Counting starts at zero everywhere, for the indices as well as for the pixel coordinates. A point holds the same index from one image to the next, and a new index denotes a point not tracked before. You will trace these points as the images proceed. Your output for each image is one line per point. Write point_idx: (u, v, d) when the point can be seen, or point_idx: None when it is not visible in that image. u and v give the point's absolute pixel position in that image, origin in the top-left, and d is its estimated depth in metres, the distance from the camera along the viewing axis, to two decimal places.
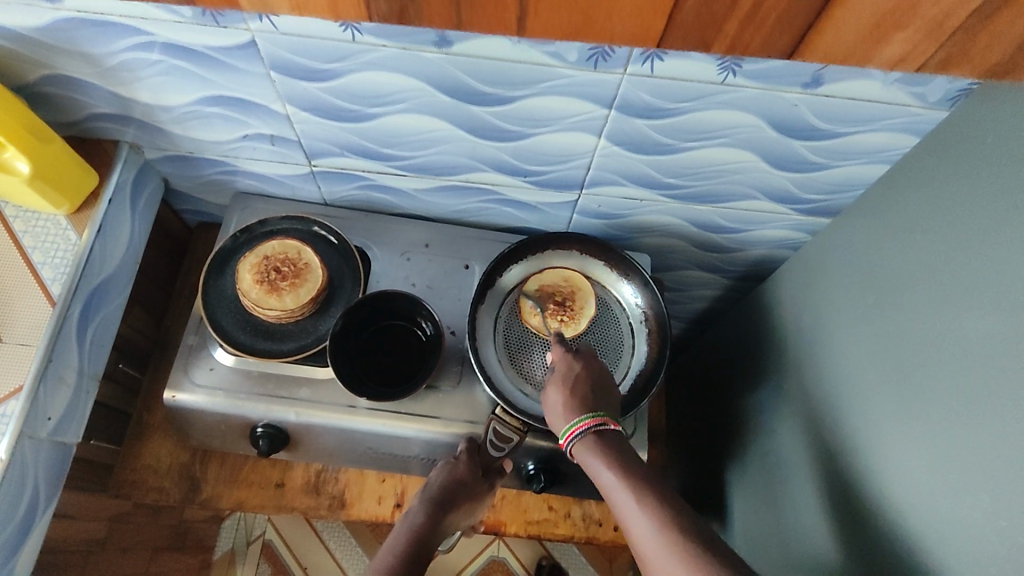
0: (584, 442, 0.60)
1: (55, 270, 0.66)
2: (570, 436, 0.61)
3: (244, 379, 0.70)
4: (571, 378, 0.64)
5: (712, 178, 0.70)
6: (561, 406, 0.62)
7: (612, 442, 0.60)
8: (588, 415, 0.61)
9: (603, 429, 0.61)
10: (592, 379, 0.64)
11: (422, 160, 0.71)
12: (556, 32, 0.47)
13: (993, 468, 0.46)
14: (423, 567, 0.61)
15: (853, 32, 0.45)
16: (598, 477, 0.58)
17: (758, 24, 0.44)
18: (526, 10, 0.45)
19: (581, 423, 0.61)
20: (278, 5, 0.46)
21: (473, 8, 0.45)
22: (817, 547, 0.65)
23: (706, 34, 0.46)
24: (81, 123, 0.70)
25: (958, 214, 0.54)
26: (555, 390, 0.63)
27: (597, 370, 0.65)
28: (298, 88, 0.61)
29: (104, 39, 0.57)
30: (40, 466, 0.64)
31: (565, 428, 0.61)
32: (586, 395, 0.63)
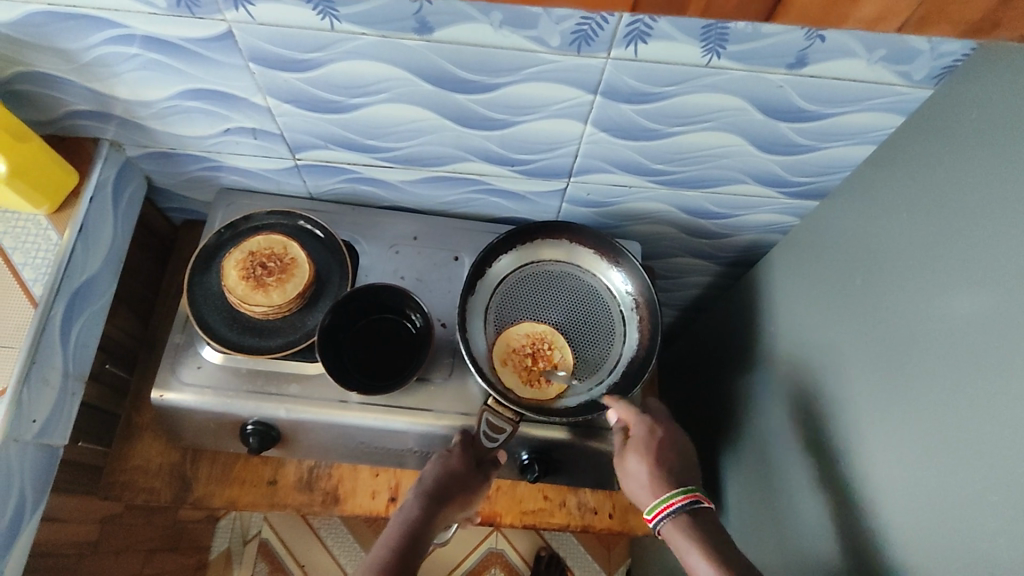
0: (677, 521, 0.62)
1: (36, 271, 0.65)
2: (660, 513, 0.63)
3: (233, 376, 0.70)
4: (653, 445, 0.66)
5: (700, 163, 0.70)
6: (648, 477, 0.65)
7: (705, 522, 0.63)
8: (684, 491, 0.64)
9: (696, 507, 0.63)
10: (670, 448, 0.67)
11: (407, 151, 0.70)
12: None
13: (984, 443, 0.46)
14: (418, 557, 0.62)
15: None
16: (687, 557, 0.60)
17: None
18: None
19: (677, 499, 0.63)
20: None
21: None
22: (812, 528, 0.65)
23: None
24: (60, 121, 0.68)
25: (942, 192, 0.54)
26: (639, 460, 0.65)
27: (671, 433, 0.69)
28: (277, 79, 0.60)
29: (79, 33, 0.56)
30: (26, 470, 0.63)
31: (655, 503, 0.64)
32: (667, 461, 0.66)
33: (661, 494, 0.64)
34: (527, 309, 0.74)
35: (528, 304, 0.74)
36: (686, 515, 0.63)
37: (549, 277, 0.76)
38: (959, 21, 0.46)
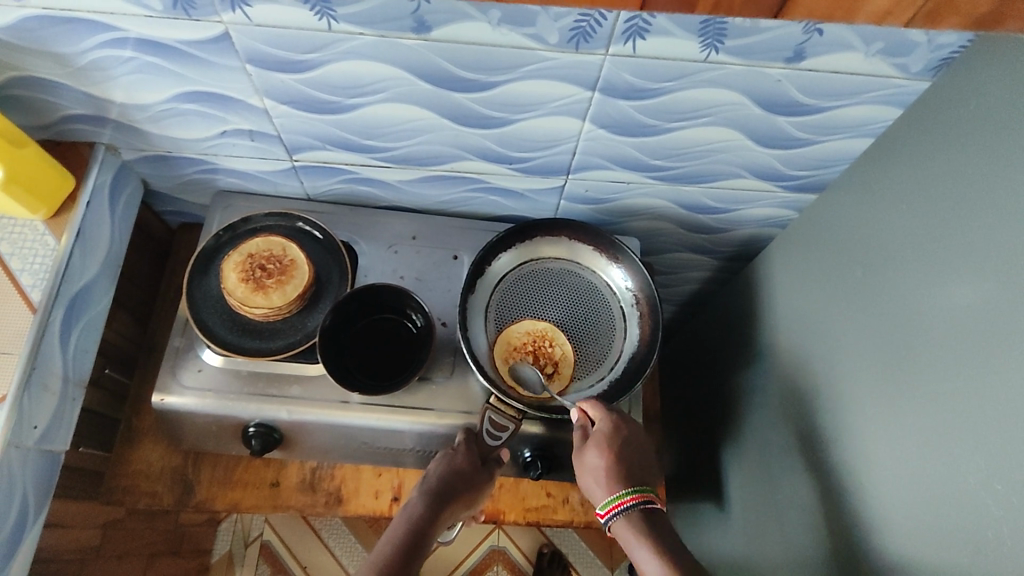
0: (628, 519, 0.62)
1: (34, 277, 0.64)
2: (612, 511, 0.63)
3: (234, 379, 0.69)
4: (614, 443, 0.65)
5: (698, 158, 0.70)
6: (602, 474, 0.64)
7: (656, 521, 0.63)
8: (635, 488, 0.64)
9: (647, 507, 0.63)
10: (631, 446, 0.67)
11: (406, 151, 0.70)
12: None
13: (984, 433, 0.46)
14: (423, 552, 0.63)
15: None
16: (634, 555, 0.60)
17: None
18: None
19: (627, 497, 0.63)
20: None
21: None
22: (815, 520, 0.66)
23: None
24: (55, 126, 0.68)
25: (939, 184, 0.54)
26: (597, 453, 0.65)
27: (633, 431, 0.67)
28: (274, 80, 0.60)
29: (74, 37, 0.56)
30: (27, 477, 0.63)
31: (608, 501, 0.63)
32: (624, 460, 0.65)
33: (614, 492, 0.63)
34: (527, 306, 0.74)
35: (528, 302, 0.74)
36: (637, 513, 0.62)
37: (549, 275, 0.76)
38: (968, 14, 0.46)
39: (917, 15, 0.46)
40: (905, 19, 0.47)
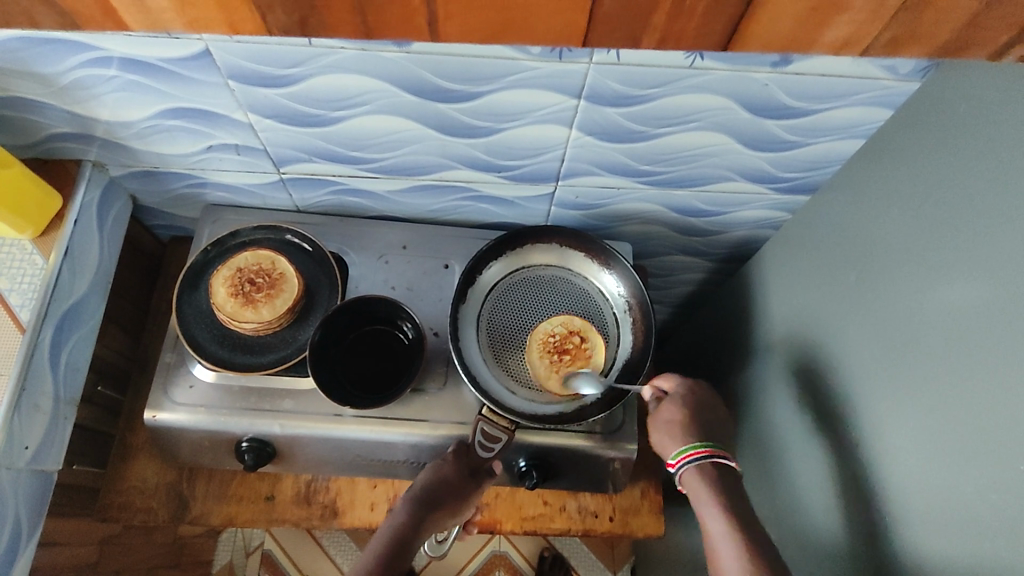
0: (699, 469, 0.62)
1: (23, 296, 0.64)
2: (685, 459, 0.63)
3: (226, 394, 0.69)
4: (689, 402, 0.67)
5: (687, 163, 0.69)
6: (679, 426, 0.65)
7: (724, 474, 0.62)
8: (709, 443, 0.63)
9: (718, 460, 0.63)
10: (705, 409, 0.67)
11: (393, 162, 0.69)
12: (472, 34, 0.44)
13: (988, 441, 0.45)
14: (406, 560, 0.63)
15: (789, 16, 0.42)
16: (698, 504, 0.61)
17: (687, 13, 0.41)
18: (436, 11, 0.42)
19: (703, 448, 0.63)
20: (170, 20, 0.43)
21: (379, 12, 0.42)
22: (818, 524, 0.65)
23: (635, 28, 0.43)
24: (40, 145, 0.68)
25: (931, 187, 0.53)
26: (673, 408, 0.67)
27: (709, 396, 0.69)
28: (257, 95, 0.59)
29: (56, 57, 0.55)
30: (19, 497, 0.62)
31: (677, 451, 0.64)
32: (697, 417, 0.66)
33: (686, 443, 0.64)
34: (519, 315, 0.74)
35: (521, 310, 0.74)
36: (708, 466, 0.62)
37: (541, 282, 0.75)
38: (932, 43, 0.44)
39: (877, 42, 0.45)
40: (863, 48, 0.45)
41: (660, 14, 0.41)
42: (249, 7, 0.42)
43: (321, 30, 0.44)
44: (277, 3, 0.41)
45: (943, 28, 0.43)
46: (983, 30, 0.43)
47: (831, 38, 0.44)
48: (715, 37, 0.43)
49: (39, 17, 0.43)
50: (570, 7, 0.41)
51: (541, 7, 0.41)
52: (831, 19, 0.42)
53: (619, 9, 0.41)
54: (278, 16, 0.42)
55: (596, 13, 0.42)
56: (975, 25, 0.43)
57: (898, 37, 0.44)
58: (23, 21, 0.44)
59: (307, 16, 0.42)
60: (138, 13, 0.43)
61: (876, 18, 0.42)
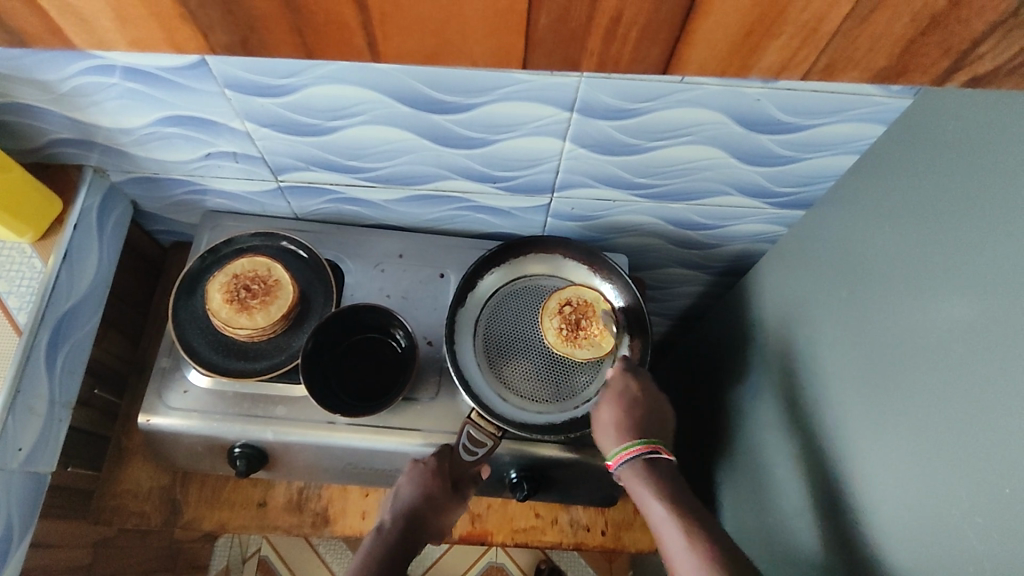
0: (632, 468, 0.63)
1: (21, 299, 0.65)
2: (619, 460, 0.64)
3: (220, 400, 0.70)
4: (627, 398, 0.66)
5: (682, 176, 0.69)
6: (613, 427, 0.65)
7: (664, 470, 0.63)
8: (641, 441, 0.64)
9: (654, 457, 0.63)
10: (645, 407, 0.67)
11: (389, 171, 0.70)
12: (413, 55, 0.40)
13: (975, 461, 0.45)
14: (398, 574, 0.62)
15: (723, 41, 0.39)
16: (643, 503, 0.61)
17: (620, 39, 0.38)
18: (374, 34, 0.39)
19: (633, 447, 0.64)
20: (116, 41, 0.40)
21: (315, 32, 0.39)
22: (808, 539, 0.65)
23: (571, 51, 0.39)
24: (42, 150, 0.69)
25: (924, 203, 0.53)
26: (609, 408, 0.66)
27: (655, 396, 0.68)
28: (254, 105, 0.60)
29: (57, 64, 0.56)
30: (12, 499, 0.63)
31: (614, 451, 0.64)
32: (638, 417, 0.66)
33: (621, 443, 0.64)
34: (516, 324, 0.73)
35: (517, 318, 0.74)
36: (641, 463, 0.63)
37: (537, 292, 0.75)
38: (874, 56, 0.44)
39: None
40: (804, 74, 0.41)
41: (593, 39, 0.38)
42: (190, 26, 0.38)
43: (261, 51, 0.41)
44: (217, 23, 0.38)
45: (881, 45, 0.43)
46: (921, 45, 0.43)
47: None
48: (650, 60, 0.40)
49: None
50: (503, 27, 0.38)
51: (472, 28, 0.38)
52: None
53: (552, 34, 0.38)
54: (220, 36, 0.39)
55: (532, 34, 0.38)
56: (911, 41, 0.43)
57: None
58: None
59: (249, 36, 0.39)
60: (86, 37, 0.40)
61: (813, 44, 0.39)
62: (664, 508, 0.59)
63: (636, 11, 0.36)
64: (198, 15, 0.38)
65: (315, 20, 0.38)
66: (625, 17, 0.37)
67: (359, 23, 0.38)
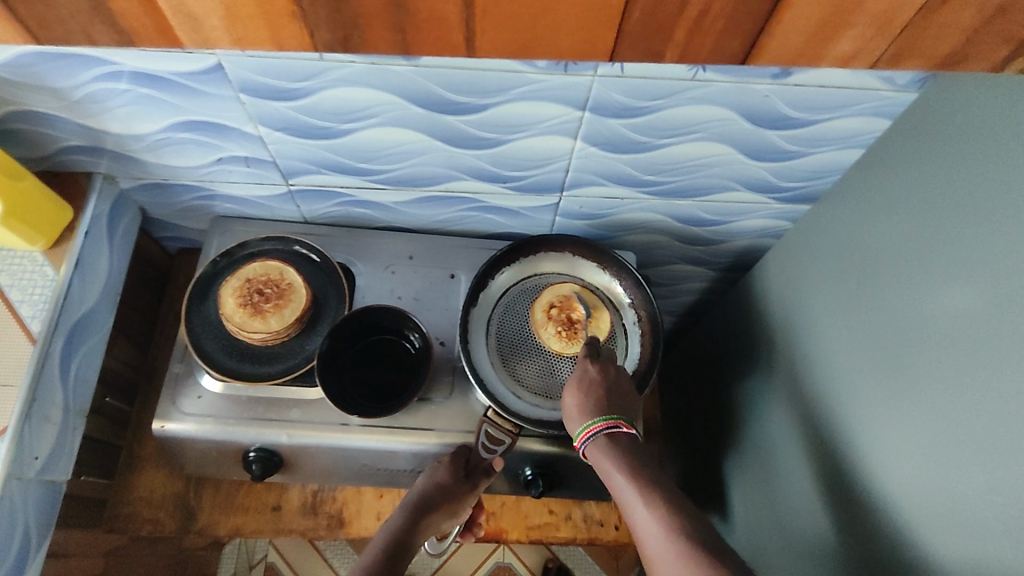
0: (599, 444, 0.62)
1: (34, 307, 0.65)
2: (585, 438, 0.62)
3: (234, 405, 0.70)
4: (586, 381, 0.65)
5: (690, 173, 0.70)
6: (577, 410, 0.64)
7: (627, 446, 0.62)
8: (603, 416, 0.62)
9: (615, 432, 0.62)
10: (607, 384, 0.65)
11: (400, 173, 0.70)
12: (505, 48, 0.45)
13: (990, 447, 0.46)
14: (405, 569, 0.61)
15: (798, 32, 0.44)
16: (608, 479, 0.60)
17: (705, 30, 0.43)
18: (472, 29, 0.43)
19: (596, 424, 0.62)
20: (219, 39, 0.44)
21: (419, 26, 0.43)
22: (819, 529, 0.65)
23: (655, 44, 0.44)
24: (52, 158, 0.68)
25: (932, 195, 0.54)
26: (571, 394, 0.64)
27: (617, 374, 0.66)
28: (268, 109, 0.60)
29: (70, 71, 0.56)
30: (30, 508, 0.63)
31: (580, 430, 0.63)
32: (603, 397, 0.64)
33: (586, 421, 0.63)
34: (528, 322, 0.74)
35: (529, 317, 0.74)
36: (604, 438, 0.61)
37: None
38: (933, 56, 0.47)
39: (882, 57, 0.47)
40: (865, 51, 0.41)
41: (679, 32, 0.43)
42: (297, 23, 0.43)
43: (361, 47, 0.45)
44: (323, 22, 0.43)
45: (942, 44, 0.46)
46: (981, 44, 0.46)
47: (838, 53, 0.46)
48: (729, 52, 0.45)
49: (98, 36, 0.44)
50: (598, 18, 0.42)
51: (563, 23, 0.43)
52: (836, 36, 0.45)
53: (642, 26, 0.43)
54: (323, 34, 0.44)
55: (624, 27, 0.43)
56: (970, 41, 0.46)
57: (902, 51, 0.47)
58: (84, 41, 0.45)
59: (350, 33, 0.44)
60: (191, 32, 0.44)
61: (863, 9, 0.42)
62: (629, 482, 0.58)
63: (721, 7, 0.41)
64: (307, 16, 0.42)
65: (419, 18, 0.42)
66: (712, 10, 0.42)
67: (463, 20, 0.42)
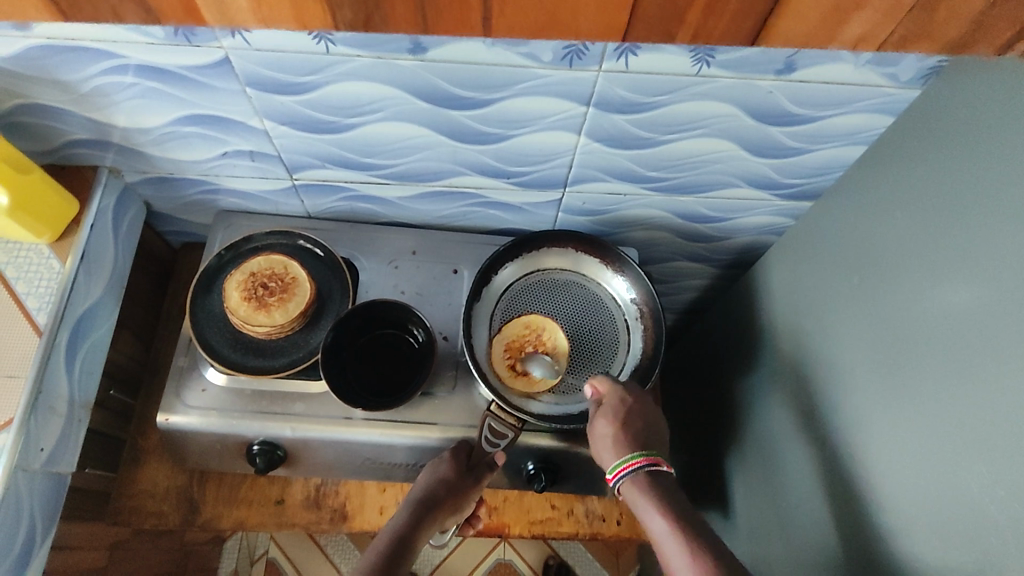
0: (637, 481, 0.63)
1: (40, 300, 0.65)
2: (622, 473, 0.63)
3: (237, 398, 0.70)
4: (623, 412, 0.66)
5: (693, 169, 0.71)
6: (613, 441, 0.65)
7: (663, 484, 0.63)
8: (643, 453, 0.64)
9: (656, 469, 0.63)
10: (641, 417, 0.66)
11: (404, 168, 0.71)
12: (523, 31, 0.45)
13: (991, 443, 0.46)
14: (408, 565, 0.63)
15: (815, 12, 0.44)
16: (645, 516, 0.60)
17: (719, 12, 0.43)
18: (490, 11, 0.43)
19: (638, 459, 0.63)
20: (244, 18, 0.45)
21: (439, 11, 0.44)
22: (819, 524, 0.66)
23: (670, 27, 0.45)
24: (58, 151, 0.69)
25: (934, 193, 0.55)
26: (606, 422, 0.65)
27: (647, 405, 0.68)
28: (274, 103, 0.61)
29: (77, 64, 0.57)
30: (36, 499, 0.63)
31: (618, 463, 0.64)
32: (637, 429, 0.65)
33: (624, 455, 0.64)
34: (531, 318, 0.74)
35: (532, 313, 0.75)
36: (645, 476, 0.63)
37: (552, 287, 0.77)
38: (939, 40, 0.47)
39: (890, 40, 0.47)
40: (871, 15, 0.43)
41: (694, 13, 0.43)
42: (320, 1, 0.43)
43: (381, 26, 0.45)
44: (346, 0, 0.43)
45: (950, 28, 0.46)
46: (987, 28, 0.46)
47: (849, 35, 0.46)
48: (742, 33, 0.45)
49: (124, 14, 0.45)
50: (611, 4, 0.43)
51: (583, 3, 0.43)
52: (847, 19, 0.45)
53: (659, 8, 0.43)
54: (345, 13, 0.44)
55: (637, 9, 0.43)
56: (979, 23, 0.46)
57: (909, 35, 0.47)
58: (109, 17, 0.45)
59: (371, 14, 0.44)
60: (216, 11, 0.44)
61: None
62: (669, 523, 0.58)
63: None
64: None
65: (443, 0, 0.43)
66: None
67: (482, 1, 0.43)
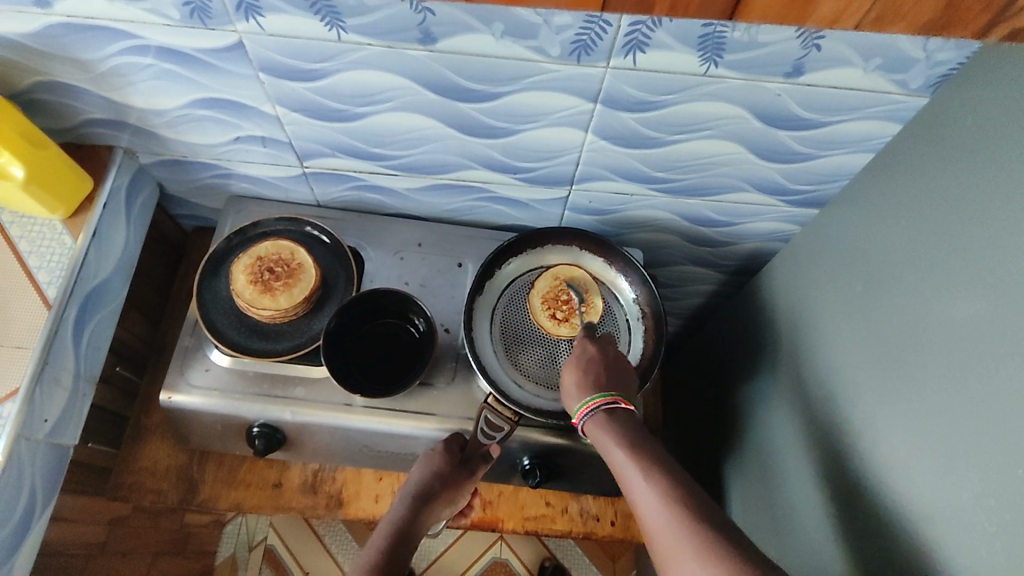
0: (593, 419, 0.61)
1: (51, 274, 0.66)
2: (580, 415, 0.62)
3: (240, 379, 0.71)
4: (585, 359, 0.65)
5: (700, 171, 0.71)
6: (573, 386, 0.64)
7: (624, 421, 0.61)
8: (600, 394, 0.62)
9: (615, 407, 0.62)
10: (604, 362, 0.65)
11: (412, 159, 0.71)
12: None
13: (990, 453, 0.46)
14: (410, 558, 0.62)
15: None
16: (605, 451, 0.59)
17: None
18: None
19: (592, 401, 0.62)
20: None
21: None
22: (816, 531, 0.66)
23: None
24: (75, 129, 0.70)
25: (940, 202, 0.54)
26: (569, 371, 0.65)
27: (615, 356, 0.66)
28: (287, 89, 0.62)
29: (96, 44, 0.58)
30: (37, 469, 0.64)
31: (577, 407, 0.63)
32: (600, 376, 0.64)
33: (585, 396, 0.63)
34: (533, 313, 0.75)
35: None
36: (601, 414, 0.61)
37: None
38: (915, 22, 0.45)
39: (864, 21, 0.45)
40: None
41: None
42: None
43: None
44: None
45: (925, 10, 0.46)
46: (963, 9, 0.44)
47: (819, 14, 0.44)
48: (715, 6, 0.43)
49: None
50: None
51: None
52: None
53: None
54: None
55: None
56: (953, 6, 0.44)
57: (883, 16, 0.44)
58: None
59: None
60: None
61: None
62: (625, 451, 0.57)
63: None
64: None
65: None
66: None
67: None
